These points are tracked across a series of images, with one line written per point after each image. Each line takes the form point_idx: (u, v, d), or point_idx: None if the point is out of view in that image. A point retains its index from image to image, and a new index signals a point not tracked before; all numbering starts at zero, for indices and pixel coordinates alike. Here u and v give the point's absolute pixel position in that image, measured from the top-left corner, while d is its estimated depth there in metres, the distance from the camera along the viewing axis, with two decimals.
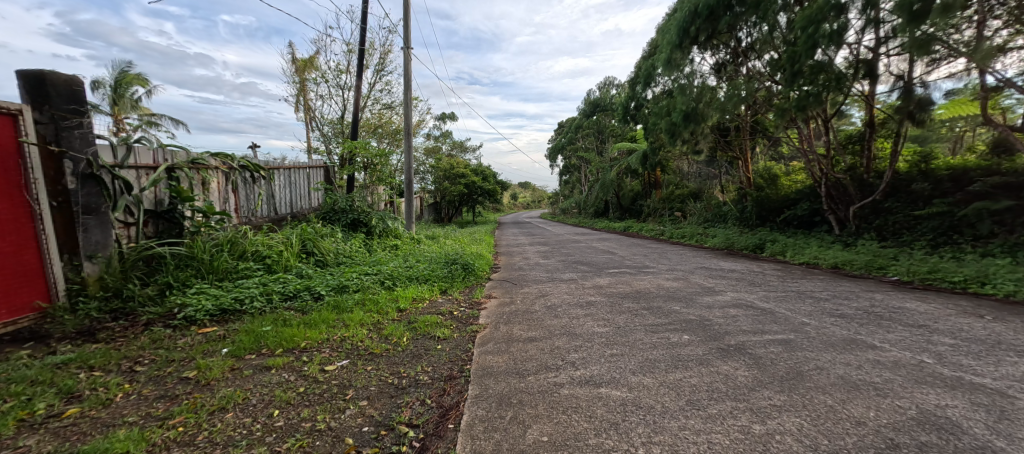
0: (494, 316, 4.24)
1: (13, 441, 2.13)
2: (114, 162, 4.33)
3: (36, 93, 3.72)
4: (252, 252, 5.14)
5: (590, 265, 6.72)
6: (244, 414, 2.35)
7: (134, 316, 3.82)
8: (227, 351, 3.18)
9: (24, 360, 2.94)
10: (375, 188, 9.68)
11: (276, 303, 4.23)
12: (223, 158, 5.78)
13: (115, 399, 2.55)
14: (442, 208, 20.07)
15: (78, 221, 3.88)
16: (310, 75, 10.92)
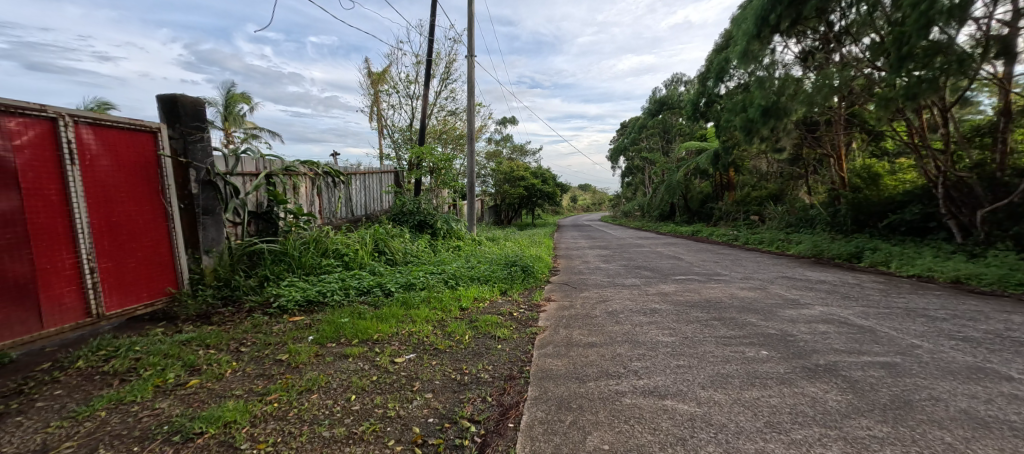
0: (554, 319, 4.19)
1: (150, 403, 2.45)
2: (225, 170, 4.88)
3: (170, 113, 4.28)
4: (333, 249, 5.52)
5: (654, 270, 6.43)
6: (327, 396, 2.51)
7: (240, 303, 4.27)
8: (313, 339, 3.44)
9: (160, 336, 3.40)
10: (439, 191, 10.03)
11: (352, 297, 4.50)
12: (310, 165, 6.27)
13: (226, 374, 2.83)
14: (502, 210, 20.33)
15: (199, 221, 4.41)
16: (382, 87, 11.62)
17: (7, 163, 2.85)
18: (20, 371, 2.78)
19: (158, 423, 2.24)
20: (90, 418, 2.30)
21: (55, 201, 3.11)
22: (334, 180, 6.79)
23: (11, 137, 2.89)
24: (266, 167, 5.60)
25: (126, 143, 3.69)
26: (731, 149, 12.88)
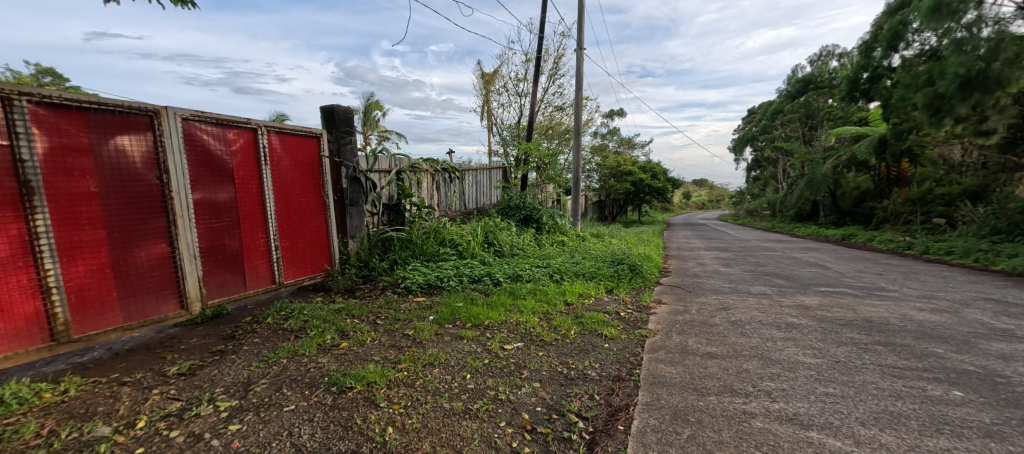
0: (666, 323, 3.89)
1: (313, 358, 2.96)
2: (367, 167, 5.51)
3: (329, 120, 4.96)
4: (449, 239, 5.87)
5: (788, 279, 5.61)
6: (446, 372, 2.72)
7: (375, 282, 4.82)
8: (433, 319, 3.70)
9: (320, 304, 4.04)
10: (544, 186, 10.06)
11: (465, 284, 4.73)
12: (431, 163, 6.74)
13: (367, 341, 3.26)
14: (607, 206, 19.71)
15: (347, 211, 5.09)
16: (493, 87, 12.05)
17: (227, 165, 3.75)
18: (230, 319, 3.72)
19: (319, 375, 2.69)
20: (275, 363, 2.89)
21: (255, 193, 4.00)
22: (450, 176, 7.22)
23: (230, 145, 3.78)
24: (396, 164, 6.16)
25: (301, 148, 4.50)
26: (905, 134, 10.69)
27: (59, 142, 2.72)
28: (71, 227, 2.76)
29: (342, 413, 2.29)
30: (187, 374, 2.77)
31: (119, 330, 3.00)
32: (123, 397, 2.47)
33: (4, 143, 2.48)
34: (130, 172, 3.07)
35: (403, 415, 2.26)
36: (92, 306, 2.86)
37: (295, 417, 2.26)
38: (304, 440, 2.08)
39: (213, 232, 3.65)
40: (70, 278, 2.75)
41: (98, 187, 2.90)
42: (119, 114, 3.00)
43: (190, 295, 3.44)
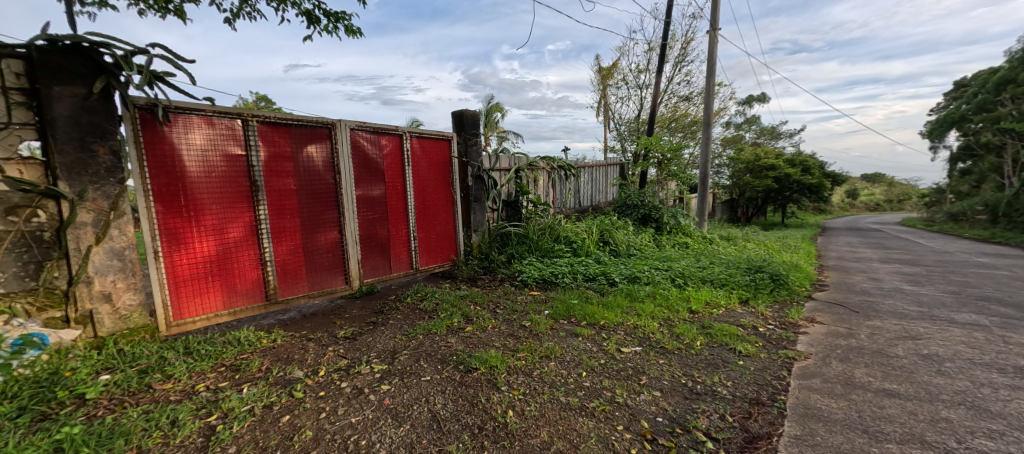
0: (821, 345, 3.20)
1: (444, 337, 3.11)
2: (490, 167, 5.61)
3: (458, 123, 5.14)
4: (564, 236, 5.72)
5: (1014, 308, 4.19)
6: (562, 367, 2.63)
7: (494, 273, 4.92)
8: (548, 313, 3.61)
9: (448, 289, 4.25)
10: (665, 183, 9.27)
11: (579, 282, 4.53)
12: (548, 161, 6.61)
13: (488, 327, 3.31)
14: (740, 205, 17.42)
15: (471, 207, 5.27)
16: (611, 81, 11.56)
17: (380, 166, 4.21)
18: (379, 295, 4.16)
19: (449, 353, 2.83)
20: (414, 338, 3.10)
21: (400, 190, 4.43)
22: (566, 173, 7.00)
23: (382, 149, 4.22)
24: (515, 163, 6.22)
25: (435, 149, 4.78)
26: None
27: (272, 151, 3.42)
28: (279, 217, 3.49)
29: (469, 390, 2.38)
30: (350, 339, 3.12)
31: (307, 296, 3.71)
32: (309, 350, 2.89)
33: (242, 154, 3.26)
34: (315, 173, 3.70)
35: (522, 402, 2.26)
36: (291, 277, 3.60)
37: (431, 387, 2.42)
38: (438, 408, 2.22)
39: (369, 223, 4.16)
40: (278, 255, 3.50)
41: (295, 186, 3.58)
42: (308, 128, 3.63)
43: (352, 274, 4.02)
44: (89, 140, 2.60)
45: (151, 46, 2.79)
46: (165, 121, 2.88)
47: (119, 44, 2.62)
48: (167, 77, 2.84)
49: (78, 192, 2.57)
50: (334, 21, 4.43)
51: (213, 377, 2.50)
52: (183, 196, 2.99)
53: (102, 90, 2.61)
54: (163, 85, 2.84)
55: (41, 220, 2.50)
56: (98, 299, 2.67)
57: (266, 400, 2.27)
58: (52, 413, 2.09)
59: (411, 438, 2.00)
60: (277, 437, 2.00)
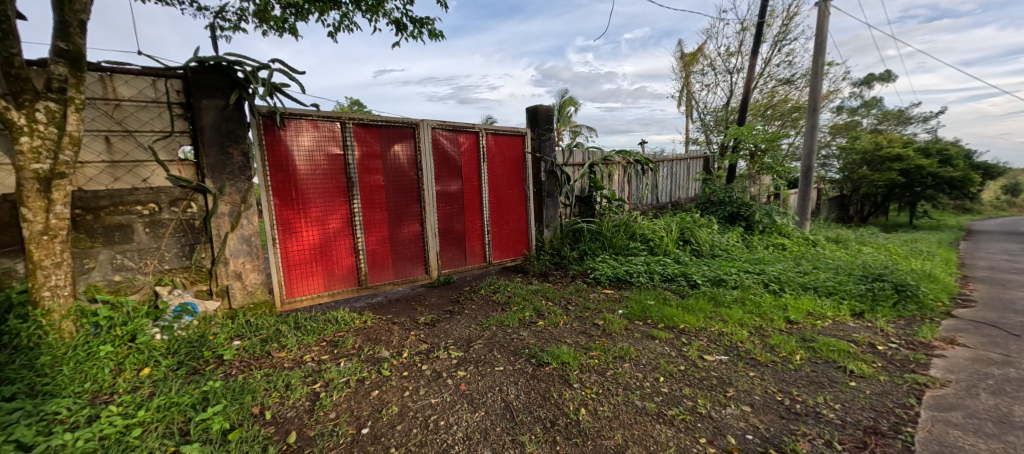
0: (959, 371, 2.66)
1: (516, 330, 3.08)
2: (563, 162, 5.53)
3: (532, 118, 5.08)
4: (640, 234, 5.39)
5: None
6: (638, 369, 2.47)
7: (566, 269, 4.80)
8: (623, 313, 3.43)
9: (520, 284, 4.23)
10: (759, 178, 8.40)
11: (656, 282, 4.25)
12: (625, 155, 6.26)
13: (560, 323, 3.22)
14: (849, 202, 15.30)
15: (544, 202, 5.20)
16: (696, 67, 10.75)
17: (457, 163, 4.30)
18: (455, 286, 4.24)
19: (522, 346, 2.79)
20: (488, 329, 3.12)
21: (476, 185, 4.50)
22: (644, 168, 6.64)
23: (460, 147, 4.31)
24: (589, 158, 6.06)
25: (511, 144, 4.78)
26: None
27: (365, 150, 3.64)
28: (371, 210, 3.71)
29: (541, 384, 2.33)
30: (429, 325, 3.23)
31: (392, 283, 3.92)
32: (394, 332, 3.04)
33: (341, 154, 3.51)
34: (402, 170, 3.87)
35: (594, 401, 2.15)
36: (379, 266, 3.82)
37: (504, 377, 2.40)
38: (510, 399, 2.19)
39: (448, 217, 4.28)
40: (368, 245, 3.73)
41: (384, 182, 3.78)
42: (396, 128, 3.80)
43: (432, 264, 4.17)
44: (227, 144, 2.94)
45: (272, 61, 3.07)
46: (282, 126, 3.19)
47: (249, 61, 2.93)
48: (284, 88, 3.13)
49: (218, 187, 2.92)
50: (420, 27, 4.59)
51: (315, 350, 2.71)
52: (294, 192, 3.29)
53: (236, 101, 2.93)
54: (281, 95, 3.14)
55: (194, 211, 2.90)
56: (232, 276, 3.03)
57: (359, 374, 2.40)
58: (202, 369, 2.37)
59: (485, 425, 1.99)
60: (367, 409, 2.10)
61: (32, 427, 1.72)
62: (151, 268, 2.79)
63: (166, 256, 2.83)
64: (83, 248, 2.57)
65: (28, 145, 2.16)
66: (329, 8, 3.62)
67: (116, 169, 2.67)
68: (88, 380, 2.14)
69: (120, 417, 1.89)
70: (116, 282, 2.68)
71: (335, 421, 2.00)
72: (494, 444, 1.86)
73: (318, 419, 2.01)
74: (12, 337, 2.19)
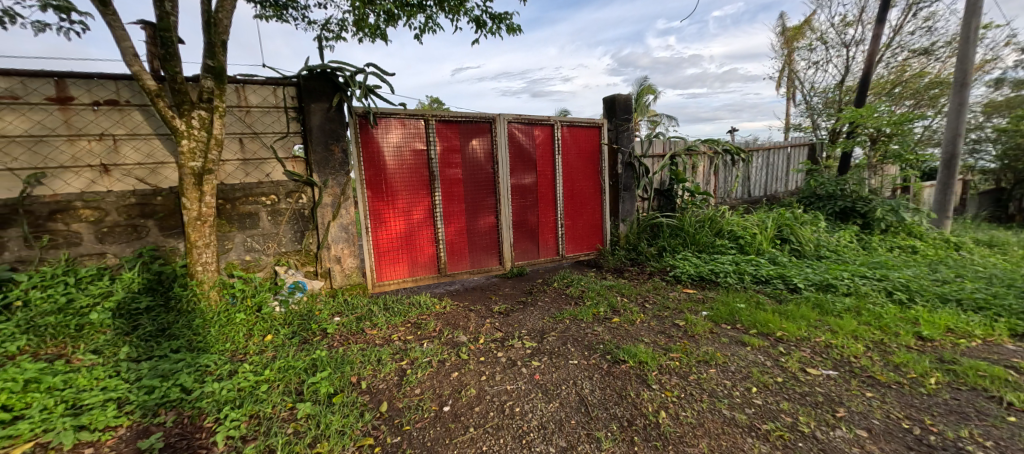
0: None
1: (590, 325, 3.09)
2: (641, 153, 5.34)
3: (610, 108, 4.94)
4: (728, 230, 4.91)
5: None
6: (725, 377, 2.34)
7: (643, 266, 4.64)
8: (708, 314, 3.24)
9: (594, 279, 4.19)
10: (886, 168, 7.22)
11: (746, 284, 3.84)
12: (711, 144, 5.87)
13: (636, 321, 3.15)
14: None
15: (620, 196, 5.05)
16: (801, 42, 9.56)
17: (532, 156, 4.37)
18: (528, 278, 4.31)
19: (597, 341, 2.80)
20: (562, 322, 3.16)
21: (550, 178, 4.53)
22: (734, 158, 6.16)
23: (535, 139, 4.36)
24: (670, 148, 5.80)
25: (586, 137, 4.73)
26: None
27: (447, 145, 3.84)
28: (450, 202, 3.92)
29: (618, 382, 2.32)
30: (504, 314, 3.35)
31: (468, 273, 4.11)
32: (471, 319, 3.20)
33: (424, 149, 3.74)
34: (479, 164, 4.03)
35: (675, 405, 2.09)
36: (457, 255, 4.03)
37: (579, 371, 2.43)
38: (586, 393, 2.22)
39: (522, 210, 4.37)
40: (447, 236, 3.95)
41: (463, 176, 3.96)
42: (474, 123, 3.96)
43: (506, 256, 4.30)
44: (330, 142, 3.30)
45: (367, 65, 3.36)
46: (375, 125, 3.49)
47: (349, 66, 3.24)
48: (376, 89, 3.42)
49: (323, 181, 3.30)
50: (498, 22, 4.70)
51: (401, 331, 2.95)
52: (384, 185, 3.58)
53: (338, 103, 3.27)
54: (374, 96, 3.43)
55: (304, 201, 3.32)
56: (333, 260, 3.42)
57: (440, 356, 2.59)
58: (311, 339, 2.72)
59: (560, 417, 2.03)
60: (448, 388, 2.26)
61: (190, 376, 2.13)
62: (272, 250, 3.23)
63: (282, 240, 3.26)
64: (223, 232, 3.05)
65: (188, 147, 2.62)
66: (416, 12, 3.85)
67: (247, 166, 3.12)
68: (229, 341, 2.55)
69: (252, 373, 2.24)
70: (247, 261, 3.16)
71: (420, 396, 2.19)
72: (568, 436, 1.91)
73: (405, 393, 2.21)
74: (175, 302, 2.70)
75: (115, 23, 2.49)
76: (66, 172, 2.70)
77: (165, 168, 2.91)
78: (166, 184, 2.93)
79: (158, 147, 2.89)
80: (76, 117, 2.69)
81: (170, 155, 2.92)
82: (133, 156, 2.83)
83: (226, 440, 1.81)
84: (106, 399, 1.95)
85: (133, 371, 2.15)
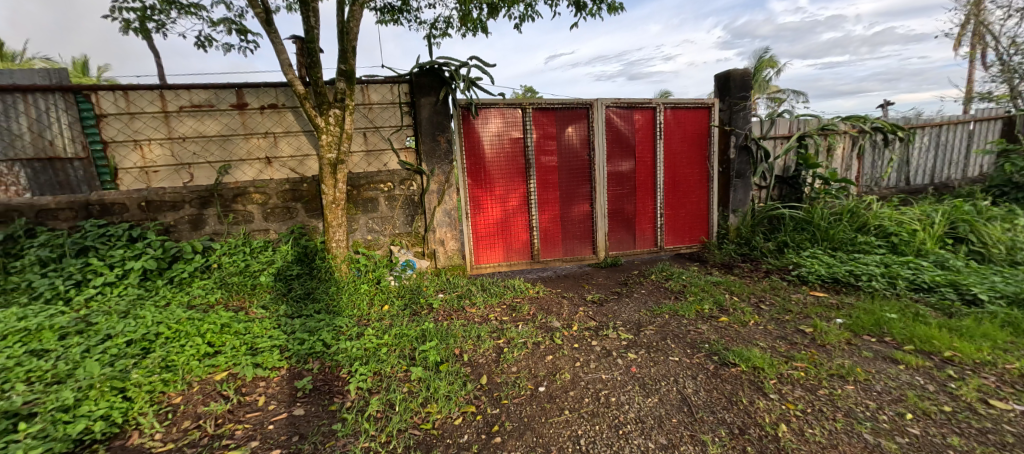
0: None
1: (693, 322, 2.95)
2: (760, 135, 4.81)
3: (722, 86, 4.53)
4: (876, 226, 4.20)
5: None
6: (868, 397, 2.06)
7: (757, 263, 4.21)
8: (843, 322, 2.84)
9: (697, 273, 3.95)
10: None
11: (901, 291, 3.24)
12: (854, 121, 5.16)
13: (749, 323, 2.93)
14: None
15: (731, 183, 4.62)
16: None
17: (631, 141, 4.22)
18: (622, 268, 4.23)
19: (701, 340, 2.66)
20: (660, 316, 3.06)
21: (650, 165, 4.35)
22: (887, 137, 5.23)
23: (634, 124, 4.21)
24: (799, 128, 5.12)
25: (692, 119, 4.43)
26: None
27: (543, 132, 3.91)
28: (545, 189, 3.99)
29: (726, 386, 2.19)
30: (597, 303, 3.35)
31: (561, 260, 4.16)
32: (564, 305, 3.26)
33: (521, 137, 3.85)
34: (574, 150, 4.02)
35: (799, 420, 1.91)
36: (550, 242, 4.10)
37: (680, 369, 2.36)
38: (688, 392, 2.15)
39: (618, 198, 4.27)
40: (542, 223, 4.04)
41: (558, 163, 4.00)
42: (571, 110, 3.96)
43: (599, 245, 4.26)
44: (436, 134, 3.56)
45: (470, 58, 3.54)
46: (476, 115, 3.68)
47: (454, 60, 3.45)
48: (478, 81, 3.59)
49: (430, 169, 3.60)
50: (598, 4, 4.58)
51: (497, 311, 3.13)
52: (483, 173, 3.78)
53: (443, 97, 3.51)
54: (476, 88, 3.61)
55: (414, 188, 3.65)
56: (437, 242, 3.73)
57: (535, 338, 2.69)
58: (419, 312, 3.02)
59: (659, 413, 2.00)
60: (543, 370, 2.36)
61: (329, 334, 2.52)
62: (388, 232, 3.63)
63: (397, 222, 3.64)
64: (351, 214, 3.50)
65: (325, 141, 3.06)
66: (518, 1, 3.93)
67: (369, 156, 3.55)
68: (356, 308, 2.95)
69: (375, 336, 2.58)
70: (369, 241, 3.60)
71: (516, 374, 2.32)
72: (669, 434, 1.86)
73: (502, 370, 2.36)
74: (317, 272, 3.19)
75: (276, 39, 2.97)
76: (243, 164, 3.35)
77: (309, 160, 3.46)
78: (310, 173, 3.47)
79: (304, 142, 3.43)
80: (249, 119, 3.30)
81: (313, 148, 3.45)
82: (286, 149, 3.40)
83: (356, 390, 2.12)
84: (272, 345, 2.41)
85: (287, 325, 2.61)
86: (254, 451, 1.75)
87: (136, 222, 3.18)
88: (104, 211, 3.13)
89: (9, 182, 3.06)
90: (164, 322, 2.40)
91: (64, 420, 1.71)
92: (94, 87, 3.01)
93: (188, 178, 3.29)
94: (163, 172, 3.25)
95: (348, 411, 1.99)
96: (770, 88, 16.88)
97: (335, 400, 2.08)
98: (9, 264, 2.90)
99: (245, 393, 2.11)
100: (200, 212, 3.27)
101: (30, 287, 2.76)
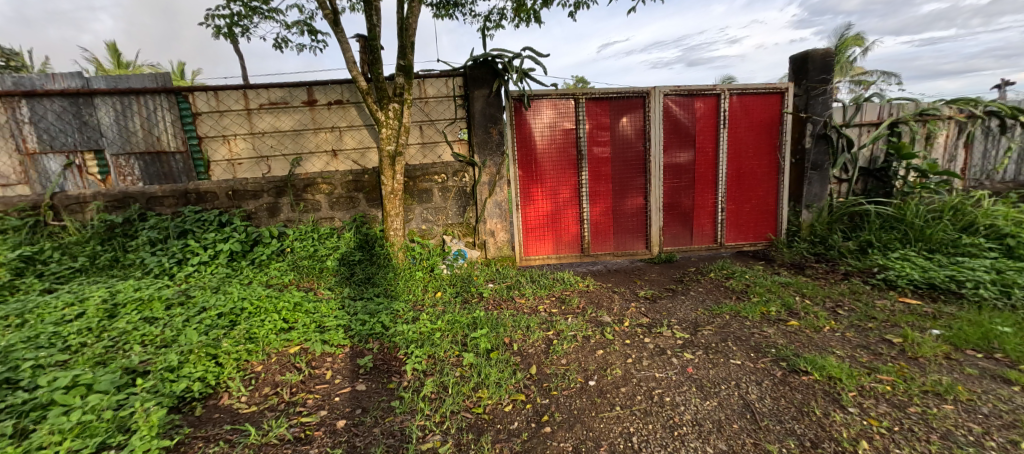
0: None
1: (757, 324, 2.80)
2: (842, 122, 4.45)
3: (798, 68, 4.18)
4: (985, 226, 3.72)
5: None
6: (972, 419, 1.85)
7: (834, 264, 3.90)
8: (941, 334, 2.57)
9: (763, 273, 3.73)
10: None
11: (1015, 301, 2.86)
12: (962, 104, 4.64)
13: (824, 328, 2.73)
14: None
15: (806, 176, 4.29)
16: None
17: (691, 131, 4.05)
18: (677, 265, 4.08)
19: (766, 344, 2.53)
20: (719, 316, 2.93)
21: (711, 156, 4.15)
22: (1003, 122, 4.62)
23: (694, 113, 4.02)
24: (892, 113, 4.67)
25: (761, 106, 4.15)
26: None
27: (596, 123, 3.84)
28: (597, 182, 3.94)
29: (797, 394, 2.07)
30: (651, 300, 3.28)
31: (612, 254, 4.10)
32: (615, 300, 3.22)
33: (573, 128, 3.81)
34: (629, 141, 3.92)
35: (884, 438, 1.76)
36: (602, 235, 4.05)
37: (743, 373, 2.25)
38: (752, 398, 2.05)
39: (675, 191, 4.12)
40: (593, 216, 4.00)
41: (611, 154, 3.92)
42: (627, 99, 3.85)
43: (654, 240, 4.14)
44: (489, 125, 3.62)
45: (524, 49, 3.55)
46: (528, 107, 3.69)
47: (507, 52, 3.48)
48: (531, 72, 3.60)
49: (483, 161, 3.67)
50: None
51: (546, 303, 3.15)
52: (534, 165, 3.80)
53: (496, 89, 3.54)
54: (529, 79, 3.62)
55: (466, 180, 3.73)
56: (488, 233, 3.80)
57: (585, 332, 2.69)
58: (470, 300, 3.12)
59: (720, 417, 1.93)
60: (593, 364, 2.35)
61: (387, 316, 2.67)
62: (442, 222, 3.75)
63: (450, 213, 3.75)
64: (408, 204, 3.66)
65: (386, 134, 3.21)
66: None
67: (423, 148, 3.70)
68: (411, 293, 3.09)
69: (429, 321, 2.70)
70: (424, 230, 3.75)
71: (566, 366, 2.33)
72: (729, 440, 1.79)
73: (552, 361, 2.38)
74: (377, 258, 3.39)
75: (342, 39, 3.14)
76: (313, 156, 3.60)
77: (370, 152, 3.66)
78: (370, 164, 3.67)
79: (366, 135, 3.62)
80: (319, 115, 3.53)
81: (374, 141, 3.63)
82: (351, 142, 3.62)
83: (412, 371, 2.23)
84: (337, 324, 2.59)
85: (350, 307, 2.79)
86: (324, 420, 1.91)
87: (225, 209, 3.53)
88: (199, 199, 3.49)
89: (127, 173, 3.52)
90: (247, 298, 2.65)
91: (170, 379, 1.96)
92: (191, 88, 3.35)
93: (267, 170, 3.59)
94: (246, 164, 3.57)
95: (405, 389, 2.11)
96: (852, 69, 15.24)
97: (394, 378, 2.21)
98: (127, 243, 3.34)
99: (315, 366, 2.30)
100: (276, 200, 3.56)
101: (143, 264, 3.17)
